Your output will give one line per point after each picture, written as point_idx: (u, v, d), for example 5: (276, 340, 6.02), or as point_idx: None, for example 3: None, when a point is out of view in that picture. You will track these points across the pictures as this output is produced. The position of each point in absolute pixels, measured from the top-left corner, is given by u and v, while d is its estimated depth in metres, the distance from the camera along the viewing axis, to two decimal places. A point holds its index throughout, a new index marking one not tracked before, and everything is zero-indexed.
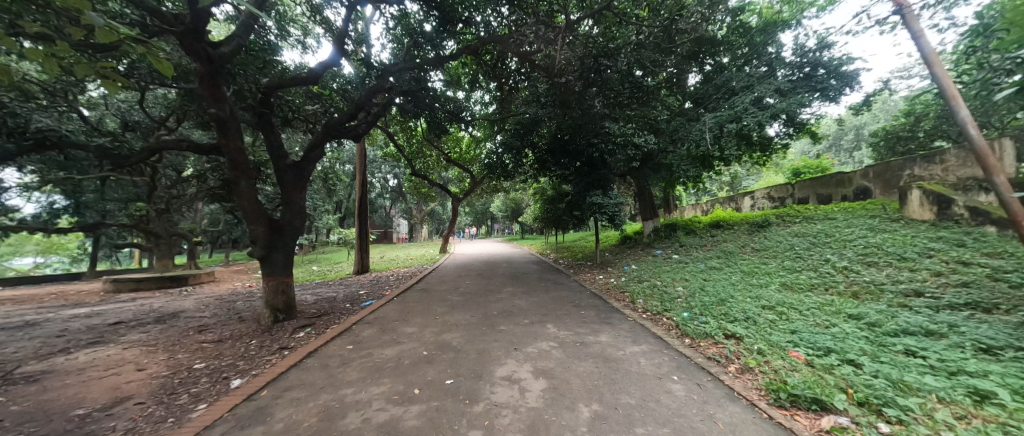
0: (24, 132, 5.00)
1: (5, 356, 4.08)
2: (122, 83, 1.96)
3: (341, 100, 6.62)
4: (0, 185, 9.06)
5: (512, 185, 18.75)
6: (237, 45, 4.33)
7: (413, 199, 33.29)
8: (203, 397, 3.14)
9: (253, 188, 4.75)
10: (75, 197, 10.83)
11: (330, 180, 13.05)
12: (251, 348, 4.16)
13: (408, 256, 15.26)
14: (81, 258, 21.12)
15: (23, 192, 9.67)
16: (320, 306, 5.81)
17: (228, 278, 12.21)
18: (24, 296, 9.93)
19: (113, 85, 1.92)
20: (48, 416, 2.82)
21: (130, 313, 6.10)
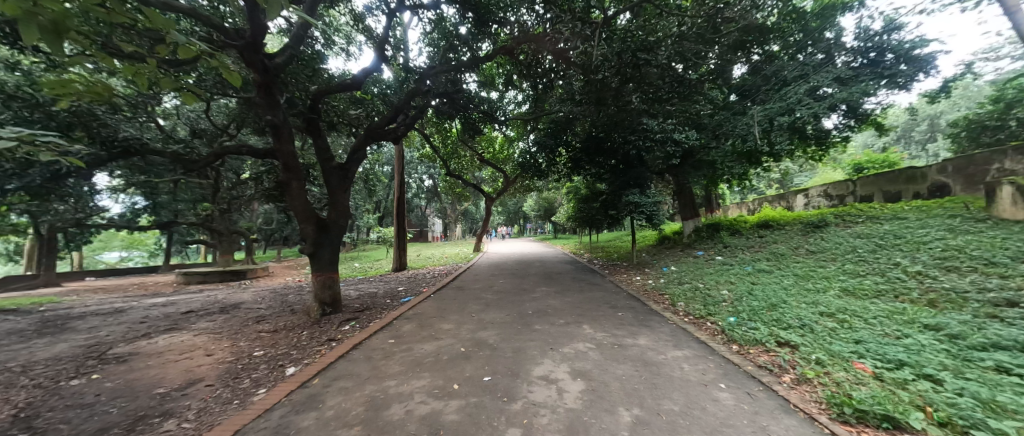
0: (114, 140, 5.64)
1: (101, 338, 4.64)
2: (195, 96, 2.17)
3: (381, 104, 6.87)
4: (93, 188, 10.30)
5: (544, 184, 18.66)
6: (290, 55, 4.58)
7: (447, 198, 34.11)
8: (263, 382, 3.40)
9: (303, 189, 5.06)
10: (152, 198, 12.10)
11: (370, 181, 13.62)
12: (303, 338, 4.44)
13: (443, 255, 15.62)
14: (158, 252, 23.58)
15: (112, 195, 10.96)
16: (363, 301, 6.08)
17: (279, 274, 13.10)
18: (112, 286, 11.22)
19: (189, 96, 2.17)
20: (135, 393, 3.19)
21: (199, 303, 6.74)
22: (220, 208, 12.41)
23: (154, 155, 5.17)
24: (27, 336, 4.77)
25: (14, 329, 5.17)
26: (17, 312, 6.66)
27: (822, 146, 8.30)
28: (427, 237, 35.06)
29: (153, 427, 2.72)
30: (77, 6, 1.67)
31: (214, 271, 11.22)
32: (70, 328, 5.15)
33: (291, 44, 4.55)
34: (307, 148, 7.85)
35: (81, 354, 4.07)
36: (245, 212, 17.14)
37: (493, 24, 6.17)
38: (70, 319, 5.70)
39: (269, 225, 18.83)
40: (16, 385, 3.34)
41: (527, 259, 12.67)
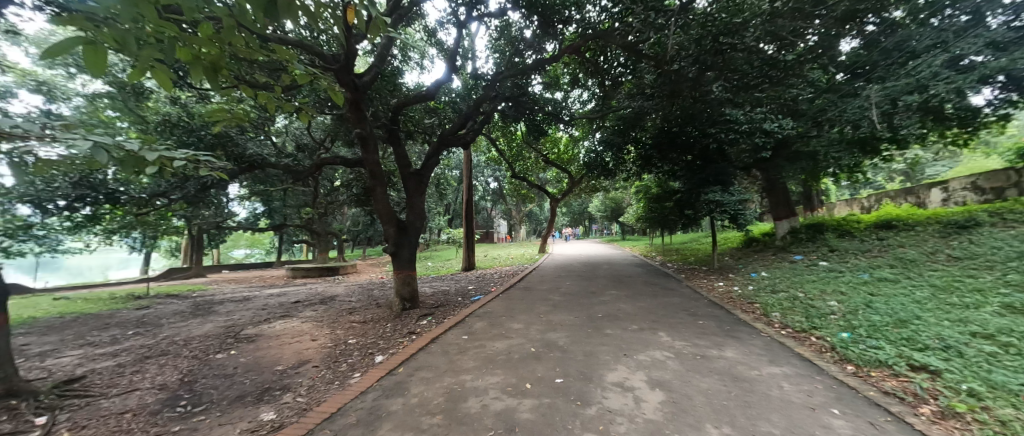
0: (243, 157, 6.81)
1: (236, 320, 5.63)
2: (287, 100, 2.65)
3: (452, 112, 7.21)
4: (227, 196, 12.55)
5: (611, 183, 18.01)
6: (375, 73, 5.07)
7: (512, 200, 34.79)
8: (357, 367, 3.80)
9: (386, 193, 5.53)
10: (268, 204, 14.35)
11: (441, 184, 14.51)
12: (388, 330, 4.87)
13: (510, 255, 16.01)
14: (273, 250, 27.82)
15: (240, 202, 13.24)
16: (437, 298, 6.47)
17: (364, 271, 14.59)
18: (240, 278, 13.53)
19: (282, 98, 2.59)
20: (261, 368, 3.81)
21: (305, 294, 7.80)
22: (317, 212, 14.24)
23: (271, 167, 6.09)
24: (188, 316, 5.98)
25: (179, 310, 6.53)
26: (179, 296, 8.40)
27: (967, 128, 6.75)
28: (493, 237, 36.10)
29: (276, 399, 3.22)
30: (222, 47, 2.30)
31: (314, 267, 12.90)
32: (215, 311, 6.33)
33: (376, 63, 5.02)
34: (388, 156, 8.62)
35: (223, 332, 4.99)
36: (337, 215, 19.39)
37: (559, 26, 6.23)
38: (215, 304, 7.00)
39: (355, 227, 21.06)
40: (182, 355, 4.21)
41: (600, 259, 13.06)
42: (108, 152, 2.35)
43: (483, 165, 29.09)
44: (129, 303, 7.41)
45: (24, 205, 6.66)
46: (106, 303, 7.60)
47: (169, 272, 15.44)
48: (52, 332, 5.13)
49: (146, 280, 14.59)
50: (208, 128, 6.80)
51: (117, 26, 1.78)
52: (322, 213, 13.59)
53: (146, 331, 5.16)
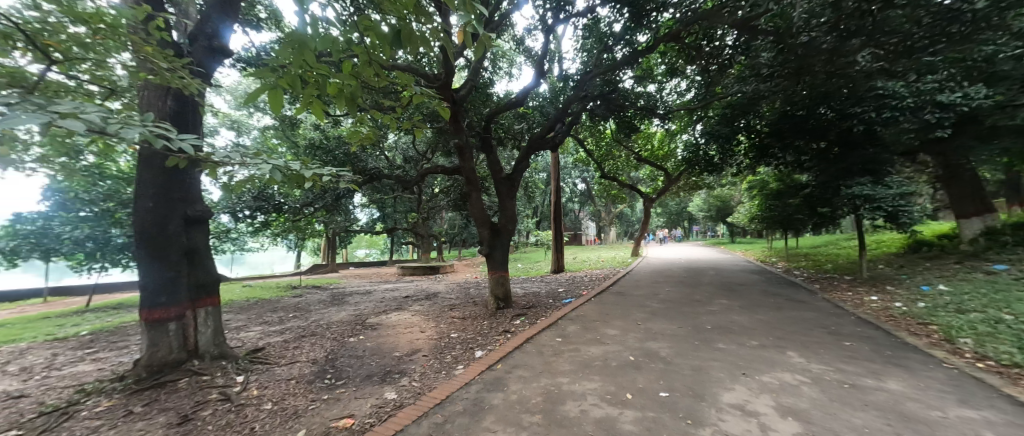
0: (365, 169, 7.97)
1: (362, 310, 6.61)
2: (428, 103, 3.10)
3: (540, 116, 7.30)
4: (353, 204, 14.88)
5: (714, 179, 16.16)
6: (470, 86, 5.43)
7: (601, 201, 33.84)
8: (460, 360, 4.11)
9: (481, 198, 5.89)
10: (383, 210, 16.56)
11: (529, 187, 14.87)
12: (485, 327, 5.16)
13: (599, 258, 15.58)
14: (387, 251, 31.92)
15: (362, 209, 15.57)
16: (529, 299, 6.62)
17: (461, 270, 15.84)
18: (363, 274, 15.86)
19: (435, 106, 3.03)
20: (383, 353, 4.40)
21: (413, 290, 8.76)
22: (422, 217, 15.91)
23: (386, 179, 6.98)
24: (329, 305, 7.24)
25: (322, 299, 7.95)
26: (321, 287, 10.24)
27: None
28: (582, 239, 35.46)
29: (396, 381, 3.67)
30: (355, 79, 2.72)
31: (420, 266, 14.49)
32: (347, 302, 7.54)
33: (470, 76, 5.36)
34: (482, 164, 9.15)
35: (354, 320, 5.91)
36: (436, 220, 21.35)
37: (653, 14, 5.82)
38: (347, 296, 8.34)
39: (452, 230, 22.90)
40: (326, 336, 5.10)
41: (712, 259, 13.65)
42: (281, 173, 3.02)
43: (568, 166, 28.90)
44: (288, 291, 9.31)
45: (227, 214, 8.93)
46: (274, 290, 9.67)
47: (313, 267, 18.97)
48: (244, 312, 6.74)
49: (299, 274, 18.17)
50: (341, 148, 8.18)
51: (291, 71, 2.32)
52: (425, 218, 15.14)
53: (302, 315, 6.41)
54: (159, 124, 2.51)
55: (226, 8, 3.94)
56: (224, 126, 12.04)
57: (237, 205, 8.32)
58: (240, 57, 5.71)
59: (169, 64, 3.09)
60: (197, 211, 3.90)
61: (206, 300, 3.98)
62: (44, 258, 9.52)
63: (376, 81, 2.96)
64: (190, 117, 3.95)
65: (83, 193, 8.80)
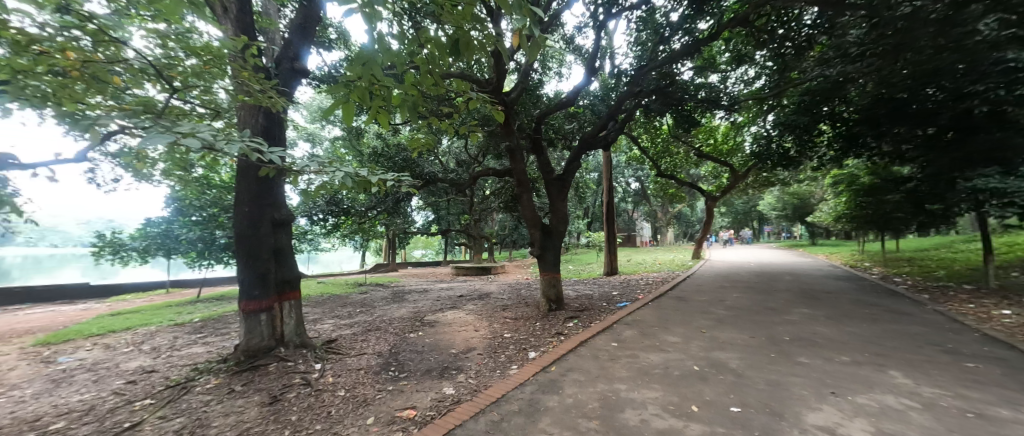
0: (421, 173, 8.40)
1: (420, 308, 6.96)
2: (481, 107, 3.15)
3: (591, 115, 7.17)
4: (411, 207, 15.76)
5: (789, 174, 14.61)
6: (520, 88, 5.48)
7: (657, 201, 32.30)
8: (514, 360, 4.15)
9: (532, 199, 5.92)
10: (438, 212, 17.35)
11: (580, 188, 14.62)
12: (538, 329, 5.16)
13: (656, 261, 14.83)
14: (442, 251, 33.35)
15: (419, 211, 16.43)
16: (581, 302, 6.50)
17: (512, 271, 16.02)
18: (420, 274, 16.73)
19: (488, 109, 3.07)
20: (440, 349, 4.58)
21: (466, 290, 9.05)
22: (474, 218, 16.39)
23: (441, 182, 7.28)
24: (391, 301, 7.74)
25: (385, 296, 8.52)
26: (384, 285, 10.98)
27: None
28: (635, 241, 34.01)
29: (453, 377, 3.81)
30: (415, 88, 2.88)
31: (472, 266, 14.93)
32: (407, 299, 8.00)
33: (521, 79, 5.40)
34: (533, 166, 9.19)
35: (413, 317, 6.25)
36: (487, 222, 21.84)
37: None
38: (407, 293, 8.85)
39: (503, 231, 23.29)
40: (389, 331, 5.45)
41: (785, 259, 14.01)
42: (352, 179, 3.31)
43: (620, 164, 27.93)
44: (355, 288, 10.11)
45: (304, 218, 9.96)
46: (344, 287, 10.57)
47: (376, 266, 20.42)
48: (319, 306, 7.46)
49: (364, 272, 19.67)
50: (400, 154, 8.72)
51: (361, 85, 2.54)
52: (477, 220, 15.55)
53: (368, 310, 6.92)
54: (254, 139, 2.87)
55: (305, 33, 4.38)
56: (301, 138, 13.47)
57: (313, 209, 9.25)
58: (315, 75, 6.32)
59: (261, 87, 3.52)
60: (281, 216, 4.36)
61: (289, 295, 4.42)
62: (167, 256, 11.39)
63: (437, 89, 3.10)
64: (278, 130, 4.44)
65: (196, 200, 10.40)
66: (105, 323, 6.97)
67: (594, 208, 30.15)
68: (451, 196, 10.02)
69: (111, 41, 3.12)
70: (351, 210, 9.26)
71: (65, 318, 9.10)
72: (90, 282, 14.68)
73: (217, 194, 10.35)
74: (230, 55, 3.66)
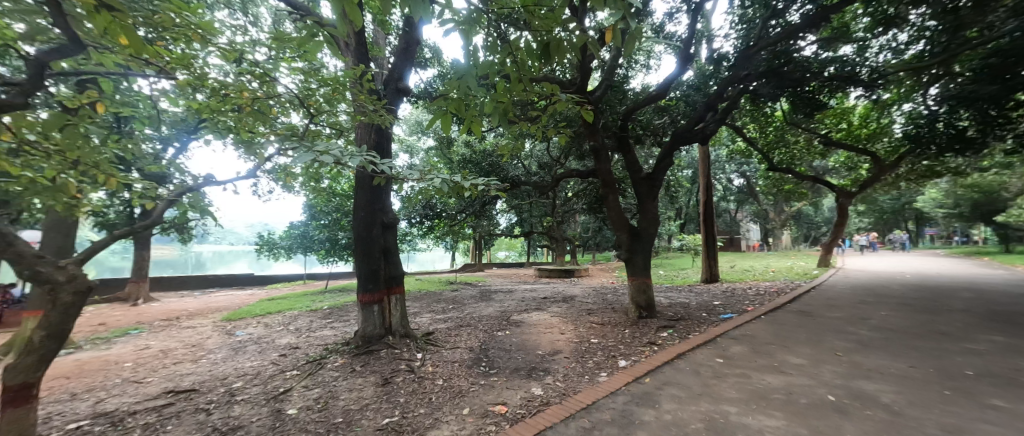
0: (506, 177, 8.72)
1: (507, 307, 7.20)
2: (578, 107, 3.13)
3: (686, 107, 6.64)
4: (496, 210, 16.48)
5: (963, 160, 11.36)
6: (606, 86, 5.30)
7: (766, 199, 28.21)
8: (603, 367, 4.00)
9: (618, 200, 5.71)
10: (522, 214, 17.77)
11: (672, 187, 13.47)
12: (627, 336, 4.91)
13: (767, 268, 12.87)
14: (524, 252, 34.17)
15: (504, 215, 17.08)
16: (676, 310, 6.00)
17: (596, 274, 15.60)
18: (506, 274, 17.35)
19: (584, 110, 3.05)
20: (527, 350, 4.67)
21: (550, 292, 9.08)
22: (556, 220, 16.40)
23: (525, 185, 7.44)
24: (480, 300, 8.17)
25: (473, 295, 9.04)
26: (472, 284, 11.63)
27: None
28: (739, 245, 29.99)
29: (541, 378, 3.84)
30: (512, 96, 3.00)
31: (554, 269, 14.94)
32: (495, 298, 8.37)
33: (605, 76, 5.23)
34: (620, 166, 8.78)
35: (500, 315, 6.50)
36: (570, 224, 21.53)
37: None
38: (494, 293, 9.26)
39: (586, 234, 22.73)
40: (479, 328, 5.76)
41: (924, 263, 13.79)
42: (448, 185, 3.53)
43: (719, 158, 24.97)
44: (448, 286, 10.92)
45: (405, 221, 11.12)
46: (438, 284, 11.54)
47: (465, 266, 21.72)
48: (419, 300, 8.26)
49: (454, 272, 21.09)
50: (487, 160, 9.19)
51: (457, 96, 2.75)
52: (560, 221, 15.54)
53: (461, 307, 7.41)
54: (370, 152, 3.30)
55: (407, 55, 4.88)
56: (401, 150, 15.12)
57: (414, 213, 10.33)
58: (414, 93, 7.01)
59: (374, 106, 4.12)
60: (388, 219, 4.92)
61: (396, 289, 4.93)
62: (305, 253, 13.86)
63: (534, 92, 3.18)
64: (388, 144, 5.03)
65: (325, 206, 12.47)
66: (265, 306, 8.77)
67: (687, 208, 27.68)
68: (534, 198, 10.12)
69: (270, 81, 3.92)
70: (443, 213, 10.05)
71: (240, 300, 11.73)
72: (254, 273, 18.65)
73: (339, 201, 12.21)
74: (350, 82, 4.28)
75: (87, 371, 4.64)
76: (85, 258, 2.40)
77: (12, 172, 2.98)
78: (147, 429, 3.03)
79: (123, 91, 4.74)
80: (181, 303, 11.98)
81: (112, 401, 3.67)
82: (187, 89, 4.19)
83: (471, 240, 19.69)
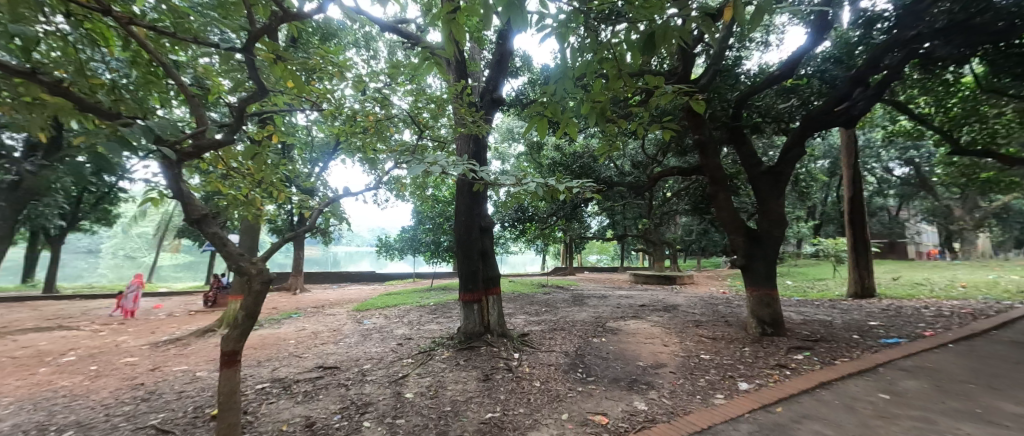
0: (597, 177, 8.48)
1: (602, 313, 6.95)
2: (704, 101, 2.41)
3: (822, 84, 5.60)
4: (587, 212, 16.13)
5: None
6: (714, 71, 4.76)
7: (945, 191, 21.72)
8: (719, 388, 3.53)
9: (731, 199, 5.11)
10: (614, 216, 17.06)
11: (803, 181, 11.25)
12: (748, 355, 4.28)
13: (953, 282, 9.80)
14: (616, 257, 32.70)
15: (596, 218, 16.59)
16: (813, 329, 5.03)
17: (702, 283, 14.08)
18: (598, 279, 16.79)
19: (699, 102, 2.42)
20: (627, 359, 4.43)
21: (648, 299, 8.48)
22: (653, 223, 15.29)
23: (619, 186, 7.13)
24: (572, 304, 8.08)
25: (566, 299, 8.96)
26: (565, 288, 11.51)
27: None
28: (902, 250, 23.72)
29: (644, 392, 3.58)
30: (609, 95, 2.88)
31: (653, 275, 13.91)
32: (589, 303, 8.17)
33: (713, 61, 4.72)
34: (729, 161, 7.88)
35: (595, 321, 6.30)
36: (669, 225, 19.76)
37: None
38: (586, 297, 9.06)
39: (688, 237, 20.61)
40: (573, 332, 5.68)
41: None
42: (546, 189, 3.55)
43: (869, 142, 20.09)
44: (540, 289, 11.04)
45: (499, 224, 11.64)
46: (531, 287, 11.78)
47: (556, 269, 21.65)
48: (514, 302, 8.55)
49: (545, 275, 21.18)
50: (577, 162, 9.07)
51: (551, 100, 2.70)
52: (657, 224, 14.45)
53: (555, 310, 7.43)
54: (470, 161, 3.52)
55: (501, 67, 5.11)
56: (493, 157, 15.91)
57: (507, 217, 10.79)
58: (507, 102, 7.34)
59: (473, 117, 4.46)
60: (485, 223, 5.21)
61: (493, 289, 5.16)
62: (414, 254, 15.60)
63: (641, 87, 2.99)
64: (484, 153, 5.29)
65: (431, 212, 13.88)
66: (385, 300, 10.12)
67: (821, 206, 23.04)
68: (627, 200, 9.54)
69: (388, 104, 4.57)
70: (534, 216, 10.25)
71: (365, 294, 13.78)
72: (376, 271, 21.73)
73: (441, 207, 13.47)
74: (452, 97, 4.70)
75: (267, 345, 6.00)
76: (267, 256, 3.01)
77: (223, 192, 4.02)
78: (307, 395, 3.75)
79: (289, 125, 6.02)
80: (324, 294, 14.63)
81: (282, 370, 4.64)
82: (329, 118, 5.10)
83: (561, 243, 19.58)
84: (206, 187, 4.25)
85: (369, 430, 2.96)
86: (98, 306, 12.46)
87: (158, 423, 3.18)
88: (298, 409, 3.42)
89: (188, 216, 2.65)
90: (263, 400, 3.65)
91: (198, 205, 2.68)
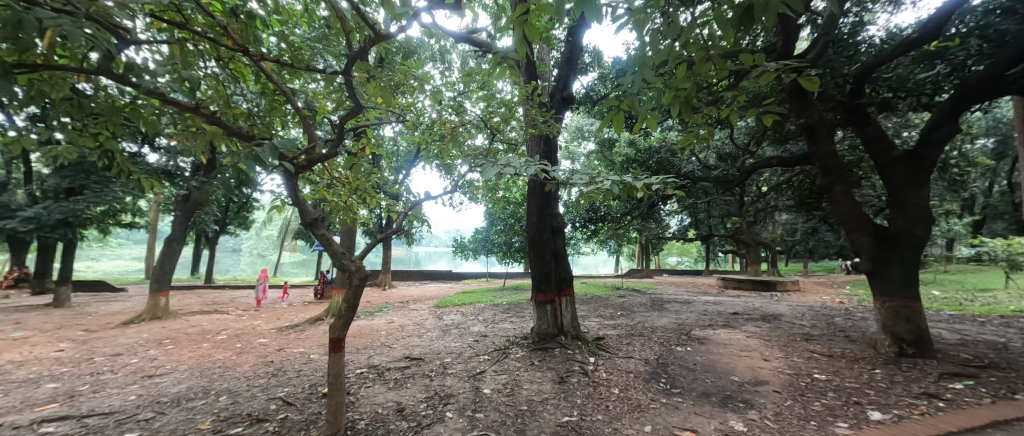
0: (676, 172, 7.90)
1: (686, 320, 6.41)
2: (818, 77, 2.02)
3: (986, 42, 4.43)
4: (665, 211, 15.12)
5: None
6: (823, 43, 4.13)
7: None
8: (840, 415, 2.99)
9: (851, 192, 4.34)
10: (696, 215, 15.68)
11: (956, 167, 9.00)
12: (880, 379, 3.55)
13: None
14: (699, 259, 29.95)
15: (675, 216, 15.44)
16: (977, 354, 3.97)
17: (810, 290, 12.24)
18: (680, 283, 15.60)
19: (810, 80, 2.03)
20: (719, 373, 4.00)
21: (741, 307, 7.58)
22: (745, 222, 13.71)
23: (703, 182, 6.54)
24: (651, 309, 7.60)
25: (644, 303, 8.49)
26: (642, 292, 10.89)
27: None
28: None
29: (742, 411, 3.19)
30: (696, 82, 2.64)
31: (746, 280, 12.45)
32: (670, 309, 7.60)
33: (823, 31, 4.09)
34: (845, 147, 6.69)
35: (678, 328, 5.84)
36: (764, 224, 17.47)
37: None
38: (666, 302, 8.46)
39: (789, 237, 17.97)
40: (654, 339, 5.32)
41: None
42: (624, 187, 3.39)
43: None
44: (615, 292, 10.61)
45: (570, 225, 11.52)
46: (605, 289, 11.42)
47: (631, 271, 20.61)
48: (589, 304, 8.38)
49: (619, 277, 20.29)
50: (652, 157, 8.58)
51: (629, 94, 2.57)
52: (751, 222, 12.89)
53: (633, 315, 7.04)
54: (543, 161, 3.51)
55: (571, 64, 5.04)
56: (562, 157, 15.80)
57: (578, 217, 10.66)
58: (577, 100, 7.25)
59: (544, 118, 4.48)
60: (557, 223, 5.20)
61: (566, 291, 5.10)
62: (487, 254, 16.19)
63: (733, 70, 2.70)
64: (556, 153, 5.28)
65: (503, 214, 14.32)
66: (463, 298, 10.67)
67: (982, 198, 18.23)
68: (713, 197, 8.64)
69: (463, 111, 4.82)
70: (607, 215, 9.93)
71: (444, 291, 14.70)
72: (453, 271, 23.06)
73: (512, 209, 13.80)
74: (524, 100, 4.77)
75: (364, 334, 6.75)
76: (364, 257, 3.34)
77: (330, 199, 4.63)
78: (397, 383, 4.11)
79: (381, 139, 6.73)
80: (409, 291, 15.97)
81: (377, 357, 5.17)
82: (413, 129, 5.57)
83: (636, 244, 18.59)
84: (318, 196, 4.95)
85: (451, 421, 3.12)
86: (240, 295, 15.36)
87: (284, 395, 3.77)
88: (390, 394, 3.77)
89: (304, 221, 3.08)
90: (363, 383, 4.09)
91: (313, 211, 3.10)
